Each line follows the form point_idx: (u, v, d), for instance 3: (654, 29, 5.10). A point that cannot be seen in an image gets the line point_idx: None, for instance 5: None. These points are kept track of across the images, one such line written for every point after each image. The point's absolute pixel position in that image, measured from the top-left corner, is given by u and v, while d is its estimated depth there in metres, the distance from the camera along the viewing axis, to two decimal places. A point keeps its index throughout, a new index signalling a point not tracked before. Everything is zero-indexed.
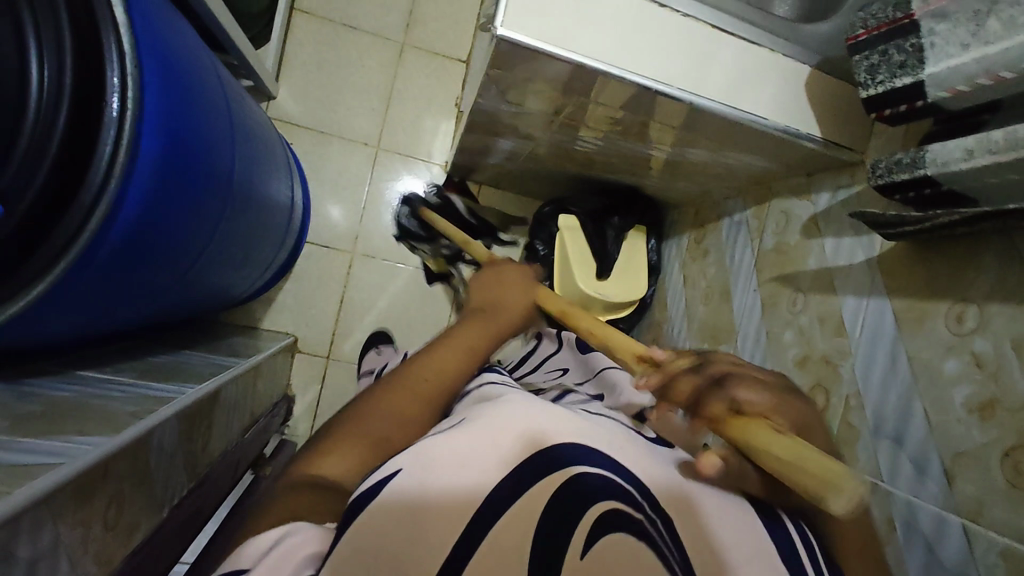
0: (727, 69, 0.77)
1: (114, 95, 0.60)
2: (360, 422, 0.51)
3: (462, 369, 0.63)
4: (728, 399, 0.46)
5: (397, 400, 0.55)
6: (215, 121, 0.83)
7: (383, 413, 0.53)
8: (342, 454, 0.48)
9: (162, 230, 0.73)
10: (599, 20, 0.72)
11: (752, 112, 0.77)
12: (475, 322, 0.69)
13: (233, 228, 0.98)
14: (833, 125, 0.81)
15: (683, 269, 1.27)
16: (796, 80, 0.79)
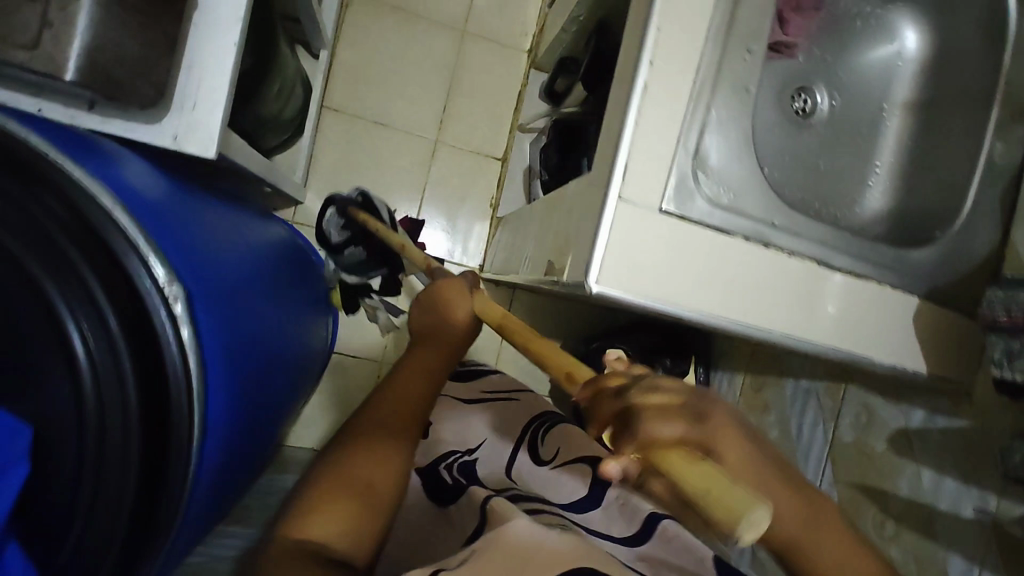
0: (835, 310, 0.70)
1: (167, 327, 0.48)
2: (359, 454, 0.60)
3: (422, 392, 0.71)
4: (640, 447, 0.40)
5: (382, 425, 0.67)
6: (232, 271, 0.70)
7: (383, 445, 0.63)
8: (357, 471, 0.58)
9: (235, 431, 0.62)
10: (704, 269, 0.66)
11: (858, 352, 0.71)
12: (425, 347, 0.77)
13: (284, 354, 0.86)
14: (943, 357, 0.74)
15: (736, 413, 1.19)
16: (905, 314, 0.73)
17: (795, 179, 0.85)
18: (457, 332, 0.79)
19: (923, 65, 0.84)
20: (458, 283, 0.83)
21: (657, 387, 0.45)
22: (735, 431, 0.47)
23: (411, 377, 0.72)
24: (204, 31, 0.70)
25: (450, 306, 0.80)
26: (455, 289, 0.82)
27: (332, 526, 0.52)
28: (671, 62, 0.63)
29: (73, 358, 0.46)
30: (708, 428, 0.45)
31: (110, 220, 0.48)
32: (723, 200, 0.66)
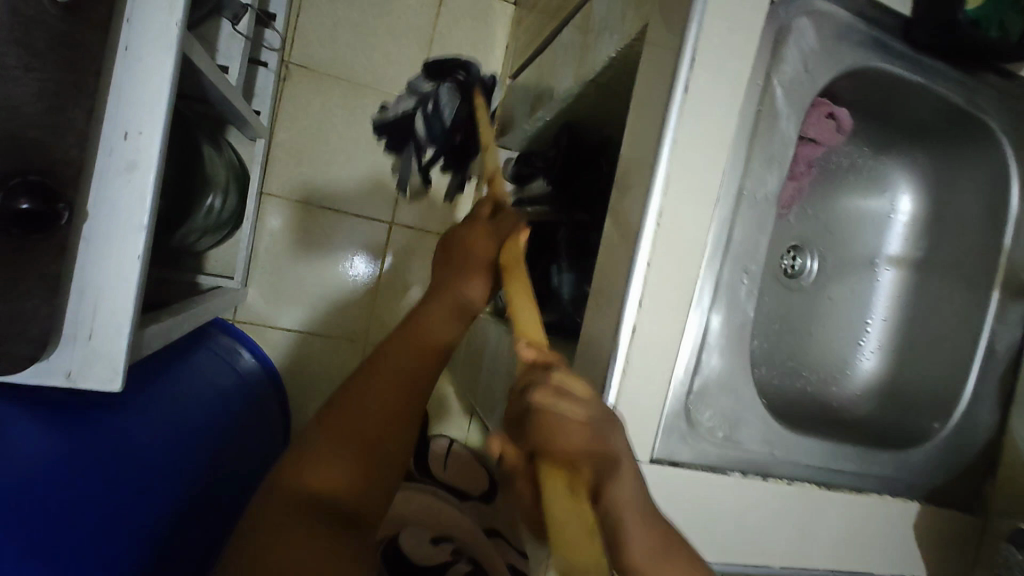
0: (834, 531, 0.65)
1: None
2: (362, 406, 0.51)
3: (427, 371, 0.57)
4: (533, 445, 0.44)
5: (357, 409, 0.51)
6: (114, 420, 0.70)
7: (371, 415, 0.51)
8: (357, 416, 0.51)
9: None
10: (697, 514, 0.59)
11: (859, 569, 0.66)
12: (440, 298, 0.61)
13: (203, 472, 0.81)
14: (939, 557, 0.70)
15: None
16: (904, 522, 0.67)
17: (782, 345, 0.78)
18: (473, 271, 0.62)
19: (914, 224, 0.80)
20: (496, 229, 0.64)
21: (568, 391, 0.44)
22: (619, 427, 0.45)
23: (420, 325, 0.58)
24: (104, 245, 0.57)
25: (470, 274, 0.62)
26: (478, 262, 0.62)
27: (326, 479, 0.47)
28: (663, 294, 0.55)
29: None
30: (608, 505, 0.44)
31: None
32: (717, 435, 0.59)
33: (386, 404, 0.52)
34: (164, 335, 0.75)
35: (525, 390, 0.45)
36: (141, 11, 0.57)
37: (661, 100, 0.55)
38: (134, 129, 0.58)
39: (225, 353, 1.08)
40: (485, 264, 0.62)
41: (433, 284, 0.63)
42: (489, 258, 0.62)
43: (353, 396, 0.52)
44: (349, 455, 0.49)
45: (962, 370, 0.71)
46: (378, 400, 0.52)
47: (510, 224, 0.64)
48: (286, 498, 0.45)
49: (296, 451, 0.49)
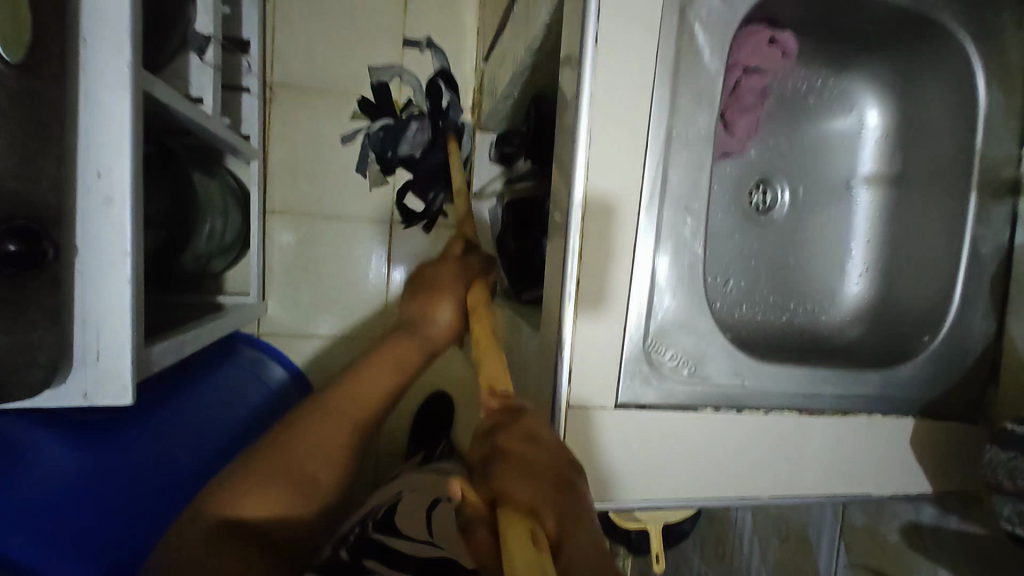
0: (824, 456, 0.64)
1: None
2: (299, 440, 0.59)
3: (354, 436, 0.62)
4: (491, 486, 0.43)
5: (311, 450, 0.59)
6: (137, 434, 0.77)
7: (317, 454, 0.59)
8: (302, 455, 0.59)
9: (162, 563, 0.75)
10: (671, 448, 0.60)
11: (855, 490, 0.66)
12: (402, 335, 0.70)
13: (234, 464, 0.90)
14: (941, 470, 0.68)
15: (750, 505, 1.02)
16: (898, 440, 0.67)
17: (762, 281, 0.78)
18: (439, 337, 0.72)
19: (887, 138, 0.77)
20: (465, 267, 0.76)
21: (535, 435, 0.46)
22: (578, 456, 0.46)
23: (393, 360, 0.67)
24: (97, 276, 0.64)
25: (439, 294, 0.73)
26: (444, 300, 0.72)
27: (254, 510, 0.54)
28: (604, 245, 0.56)
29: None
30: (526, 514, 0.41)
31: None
32: (682, 373, 0.60)
33: (343, 433, 0.62)
34: (174, 353, 0.81)
35: (493, 432, 0.48)
36: (92, 59, 0.62)
37: (574, 55, 0.55)
38: (104, 168, 0.63)
39: (252, 360, 1.14)
40: (446, 332, 0.72)
41: (406, 316, 0.73)
42: (449, 331, 0.73)
43: (308, 448, 0.59)
44: (298, 490, 0.57)
45: (948, 280, 0.69)
46: (327, 439, 0.60)
47: (470, 270, 0.75)
48: (221, 524, 0.52)
49: (248, 480, 0.56)
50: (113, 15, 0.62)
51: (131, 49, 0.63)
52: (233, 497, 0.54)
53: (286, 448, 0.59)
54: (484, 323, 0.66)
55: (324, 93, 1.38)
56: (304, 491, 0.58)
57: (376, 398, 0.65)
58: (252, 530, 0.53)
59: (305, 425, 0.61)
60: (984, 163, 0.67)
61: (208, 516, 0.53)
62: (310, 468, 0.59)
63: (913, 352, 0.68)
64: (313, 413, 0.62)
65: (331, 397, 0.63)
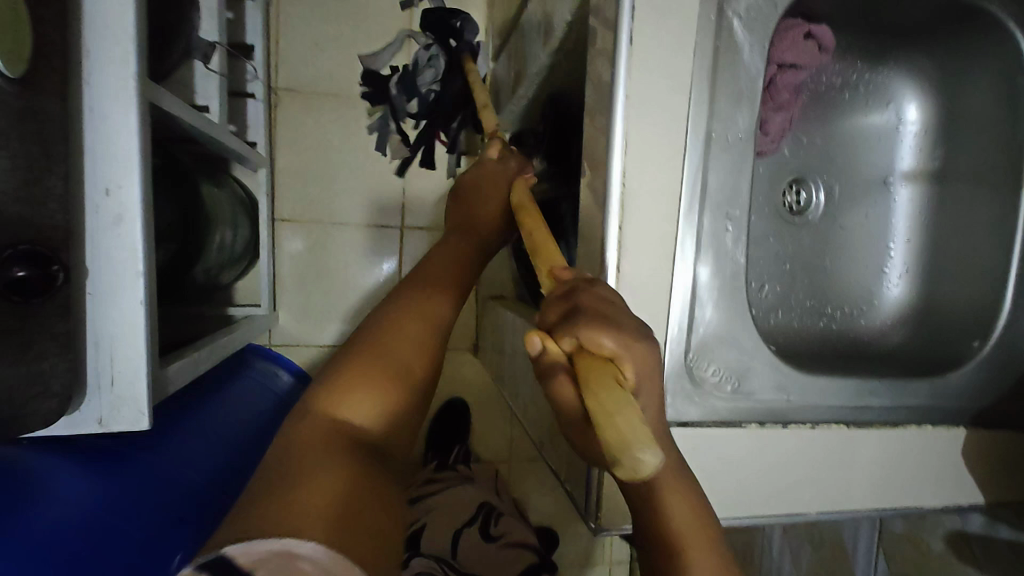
0: (872, 471, 0.61)
1: None
2: (383, 341, 0.46)
3: (450, 312, 0.53)
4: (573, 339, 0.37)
5: (406, 332, 0.48)
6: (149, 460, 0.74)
7: (409, 341, 0.47)
8: (396, 350, 0.46)
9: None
10: (715, 468, 0.57)
11: (905, 506, 0.63)
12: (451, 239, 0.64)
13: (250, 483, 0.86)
14: (992, 481, 0.65)
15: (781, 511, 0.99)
16: (949, 452, 0.63)
17: (798, 285, 0.74)
18: (488, 225, 0.67)
19: (927, 133, 0.74)
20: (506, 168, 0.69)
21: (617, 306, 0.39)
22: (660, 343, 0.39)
23: (445, 255, 0.60)
24: (107, 299, 0.61)
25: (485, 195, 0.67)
26: (491, 195, 0.67)
27: (375, 410, 0.42)
28: (642, 256, 0.53)
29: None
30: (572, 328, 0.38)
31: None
32: (726, 389, 0.57)
33: (406, 353, 0.46)
34: (189, 372, 0.79)
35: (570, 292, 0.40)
36: (97, 71, 0.59)
37: (607, 56, 0.52)
38: (113, 186, 0.61)
39: (260, 376, 1.11)
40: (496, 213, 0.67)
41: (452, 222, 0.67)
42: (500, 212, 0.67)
43: (395, 338, 0.47)
44: (397, 395, 0.44)
45: (999, 283, 0.65)
46: (416, 326, 0.49)
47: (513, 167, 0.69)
48: (323, 425, 0.40)
49: (349, 367, 0.44)
50: (117, 26, 0.59)
51: (137, 60, 0.60)
52: (333, 398, 0.42)
53: (377, 342, 0.46)
54: (533, 219, 0.56)
55: (332, 97, 1.35)
56: (403, 381, 0.45)
57: (443, 300, 0.53)
58: (358, 437, 0.41)
59: (395, 332, 0.48)
60: None
61: (310, 412, 0.41)
62: (393, 362, 0.45)
63: (962, 359, 0.65)
64: (405, 299, 0.51)
65: (381, 315, 0.49)
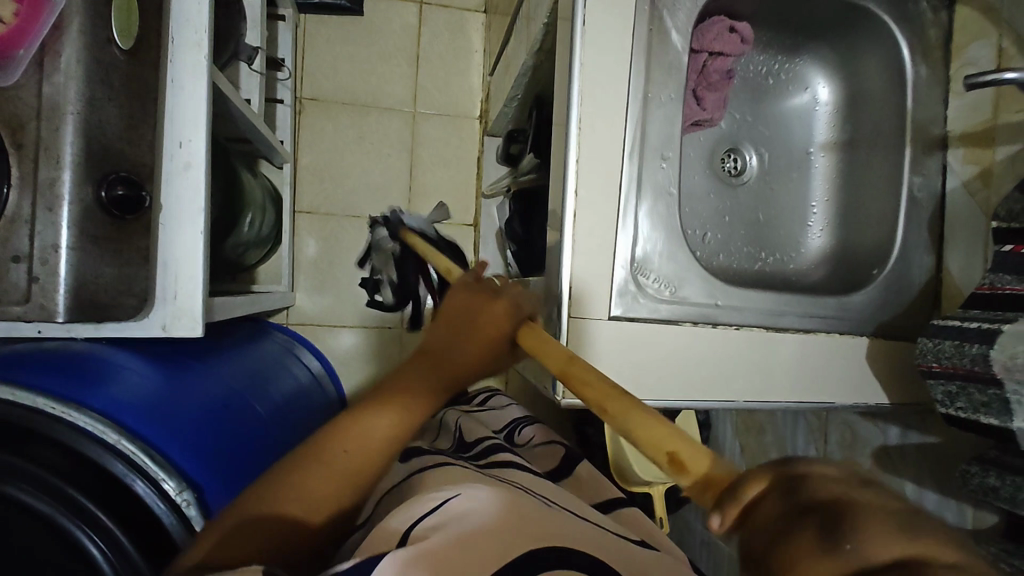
0: (788, 366, 0.75)
1: (98, 431, 0.57)
2: (298, 489, 0.53)
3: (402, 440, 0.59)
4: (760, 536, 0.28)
5: (307, 496, 0.53)
6: (200, 373, 0.81)
7: (321, 491, 0.54)
8: (305, 494, 0.53)
9: (236, 471, 0.72)
10: (656, 356, 0.72)
11: (818, 400, 0.77)
12: (429, 367, 0.61)
13: (274, 416, 0.95)
14: (895, 384, 0.79)
15: (739, 440, 1.16)
16: (856, 356, 0.77)
17: (737, 234, 0.90)
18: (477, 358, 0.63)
19: (836, 111, 0.91)
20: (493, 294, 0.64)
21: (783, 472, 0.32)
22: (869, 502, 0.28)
23: (403, 398, 0.59)
24: (175, 227, 0.73)
25: (478, 329, 0.62)
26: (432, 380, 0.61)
27: (279, 529, 0.52)
28: (596, 184, 0.69)
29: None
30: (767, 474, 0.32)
31: (114, 455, 0.56)
32: (664, 294, 0.72)
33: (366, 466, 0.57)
34: (228, 308, 0.92)
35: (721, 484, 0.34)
36: (178, 51, 0.74)
37: (566, 34, 0.70)
38: (185, 138, 0.74)
39: (289, 352, 1.27)
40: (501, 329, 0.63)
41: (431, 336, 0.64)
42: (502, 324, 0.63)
43: (308, 487, 0.54)
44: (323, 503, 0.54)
45: (892, 221, 0.81)
46: (359, 465, 0.56)
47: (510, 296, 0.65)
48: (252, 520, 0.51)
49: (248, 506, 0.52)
50: (195, 12, 0.74)
51: (208, 42, 0.75)
52: (267, 500, 0.52)
53: (290, 493, 0.53)
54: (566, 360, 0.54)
55: (351, 105, 1.54)
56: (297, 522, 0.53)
57: (417, 394, 0.60)
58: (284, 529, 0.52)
59: (300, 480, 0.54)
60: (915, 123, 0.80)
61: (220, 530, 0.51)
62: (353, 469, 0.56)
63: (865, 283, 0.80)
64: (298, 463, 0.55)
65: (344, 419, 0.58)
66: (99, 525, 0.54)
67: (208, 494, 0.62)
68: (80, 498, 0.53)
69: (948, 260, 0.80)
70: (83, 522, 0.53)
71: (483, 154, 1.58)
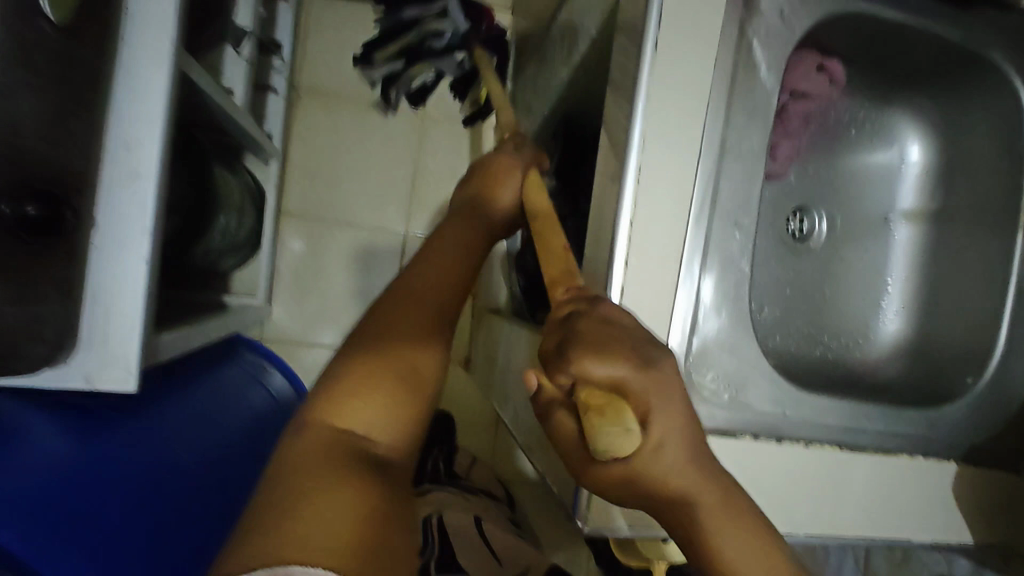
0: (862, 496, 0.60)
1: None
2: (393, 346, 0.43)
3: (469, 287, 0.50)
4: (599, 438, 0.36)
5: (407, 346, 0.43)
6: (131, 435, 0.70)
7: (420, 345, 0.44)
8: (401, 352, 0.43)
9: None
10: None
11: (895, 539, 0.62)
12: (462, 217, 0.55)
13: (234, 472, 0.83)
14: (985, 521, 0.64)
15: None
16: (942, 485, 0.63)
17: (799, 312, 0.75)
18: (498, 215, 0.57)
19: (926, 175, 0.76)
20: (507, 154, 0.60)
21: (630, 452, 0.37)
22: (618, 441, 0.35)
23: (457, 250, 0.51)
24: (112, 253, 0.59)
25: (499, 182, 0.58)
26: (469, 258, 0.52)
27: (389, 404, 0.41)
28: (652, 254, 0.54)
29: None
30: (575, 356, 0.38)
31: None
32: (723, 397, 0.57)
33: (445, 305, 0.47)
34: (180, 343, 0.76)
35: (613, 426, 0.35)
36: (136, 28, 0.59)
37: (630, 58, 0.54)
38: (134, 141, 0.59)
39: (268, 349, 1.13)
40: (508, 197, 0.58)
41: (454, 208, 0.58)
42: (510, 182, 0.58)
43: (404, 351, 0.43)
44: (425, 373, 0.43)
45: (995, 320, 0.66)
46: (433, 366, 0.44)
47: (523, 159, 0.60)
48: (330, 443, 0.38)
49: (343, 388, 0.40)
50: None
51: (178, 21, 0.60)
52: (336, 411, 0.40)
53: (379, 354, 0.42)
54: (550, 224, 0.52)
55: (353, 100, 1.38)
56: (413, 385, 0.42)
57: (467, 251, 0.52)
58: (368, 452, 0.39)
59: (394, 338, 0.43)
60: None
61: (315, 431, 0.39)
62: (432, 327, 0.45)
63: (957, 393, 0.66)
64: (379, 334, 0.43)
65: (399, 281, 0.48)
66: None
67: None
68: None
69: None
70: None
71: None
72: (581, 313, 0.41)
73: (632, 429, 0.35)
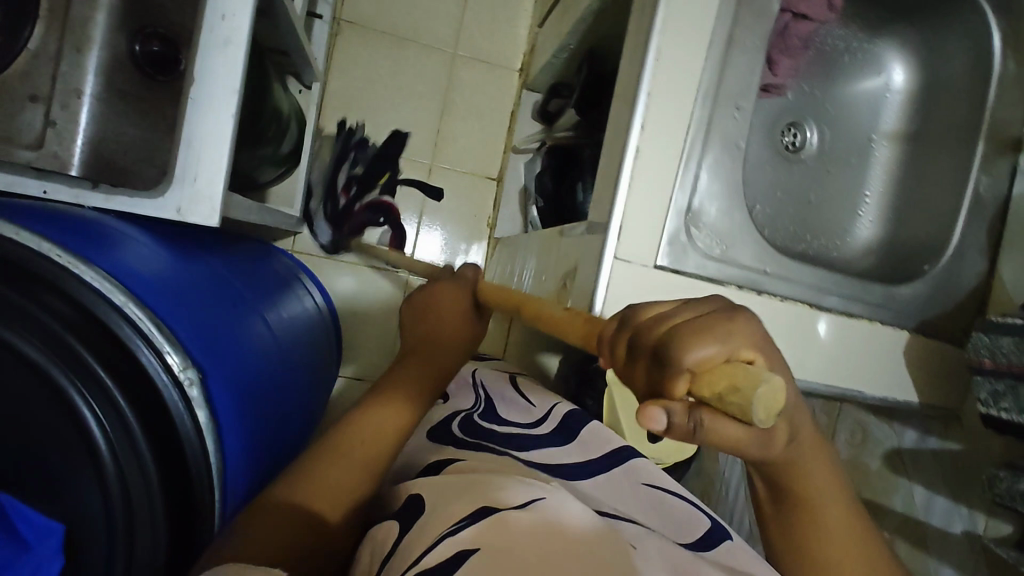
0: (826, 346, 0.72)
1: (104, 288, 0.52)
2: (324, 476, 0.54)
3: (407, 414, 0.64)
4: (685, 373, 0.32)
5: (327, 478, 0.54)
6: (207, 267, 0.75)
7: (342, 474, 0.55)
8: (330, 477, 0.54)
9: (245, 375, 0.67)
10: None
11: (853, 388, 0.74)
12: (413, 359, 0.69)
13: (286, 335, 0.88)
14: (928, 382, 0.76)
15: None
16: (894, 348, 0.74)
17: (786, 212, 0.86)
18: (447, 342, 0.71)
19: (907, 100, 0.87)
20: (463, 277, 0.74)
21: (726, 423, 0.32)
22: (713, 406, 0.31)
23: (398, 382, 0.67)
24: (205, 106, 0.69)
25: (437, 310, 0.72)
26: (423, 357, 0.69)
27: (306, 525, 0.50)
28: (664, 122, 0.65)
29: (95, 444, 0.51)
30: (682, 352, 0.32)
31: (119, 315, 0.52)
32: (715, 251, 0.68)
33: (375, 445, 0.59)
34: (245, 208, 0.87)
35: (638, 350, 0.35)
36: None
37: None
38: (228, 13, 0.69)
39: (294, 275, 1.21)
40: (459, 314, 0.72)
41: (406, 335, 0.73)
42: (461, 311, 0.72)
43: (330, 471, 0.55)
44: (339, 501, 0.53)
45: (953, 217, 0.78)
46: (353, 489, 0.55)
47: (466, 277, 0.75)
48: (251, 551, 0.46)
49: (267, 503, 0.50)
50: None
51: None
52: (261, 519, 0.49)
53: (306, 479, 0.54)
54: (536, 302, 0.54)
55: (391, 35, 1.48)
56: (327, 519, 0.51)
57: (404, 410, 0.63)
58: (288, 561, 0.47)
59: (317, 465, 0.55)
60: (993, 122, 0.77)
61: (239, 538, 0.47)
62: (360, 464, 0.57)
63: (916, 276, 0.77)
64: (307, 464, 0.55)
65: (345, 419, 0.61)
66: (102, 396, 0.51)
67: (212, 378, 0.58)
68: (79, 360, 0.51)
69: (1001, 267, 0.77)
70: (76, 380, 0.50)
71: (517, 109, 1.53)
72: (647, 329, 0.35)
73: (773, 378, 0.29)
